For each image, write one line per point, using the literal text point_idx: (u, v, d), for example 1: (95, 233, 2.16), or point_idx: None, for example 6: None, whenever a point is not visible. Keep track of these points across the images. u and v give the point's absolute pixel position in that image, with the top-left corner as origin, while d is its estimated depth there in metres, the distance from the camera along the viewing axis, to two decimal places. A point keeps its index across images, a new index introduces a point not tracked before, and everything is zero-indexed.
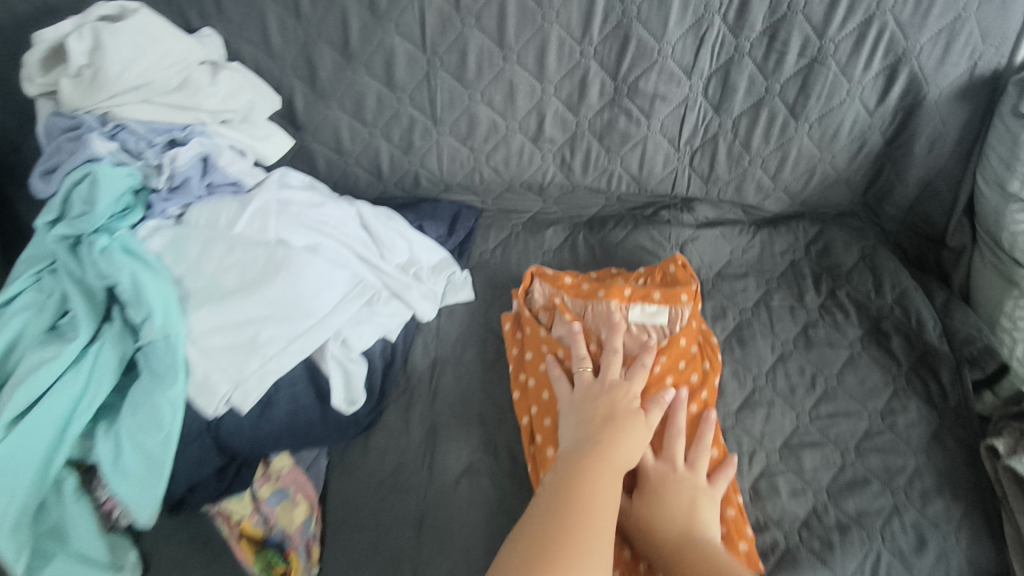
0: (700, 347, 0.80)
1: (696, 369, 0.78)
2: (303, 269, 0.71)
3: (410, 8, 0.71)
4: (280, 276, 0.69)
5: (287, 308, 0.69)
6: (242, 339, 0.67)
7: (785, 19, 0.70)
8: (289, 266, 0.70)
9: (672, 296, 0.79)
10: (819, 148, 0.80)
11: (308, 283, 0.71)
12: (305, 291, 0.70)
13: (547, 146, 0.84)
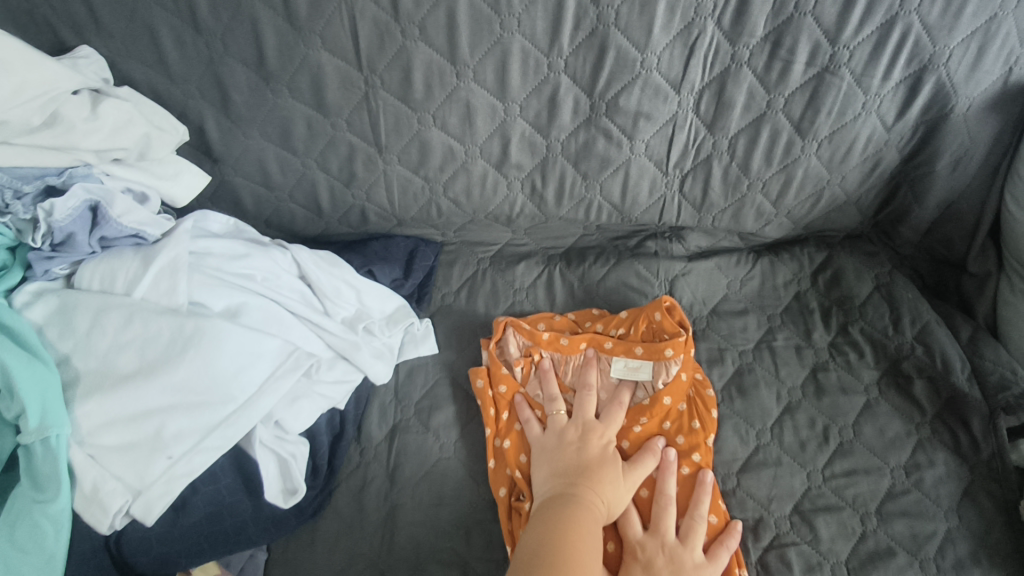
0: (690, 403, 0.68)
1: (683, 432, 0.66)
2: (220, 342, 0.57)
3: (337, 17, 0.58)
4: (190, 353, 0.56)
5: (201, 392, 0.56)
6: (142, 438, 0.54)
7: (791, 22, 0.59)
8: (201, 340, 0.56)
9: (656, 350, 0.69)
10: (828, 169, 0.69)
11: (226, 359, 0.57)
12: (222, 369, 0.57)
13: (513, 173, 0.72)
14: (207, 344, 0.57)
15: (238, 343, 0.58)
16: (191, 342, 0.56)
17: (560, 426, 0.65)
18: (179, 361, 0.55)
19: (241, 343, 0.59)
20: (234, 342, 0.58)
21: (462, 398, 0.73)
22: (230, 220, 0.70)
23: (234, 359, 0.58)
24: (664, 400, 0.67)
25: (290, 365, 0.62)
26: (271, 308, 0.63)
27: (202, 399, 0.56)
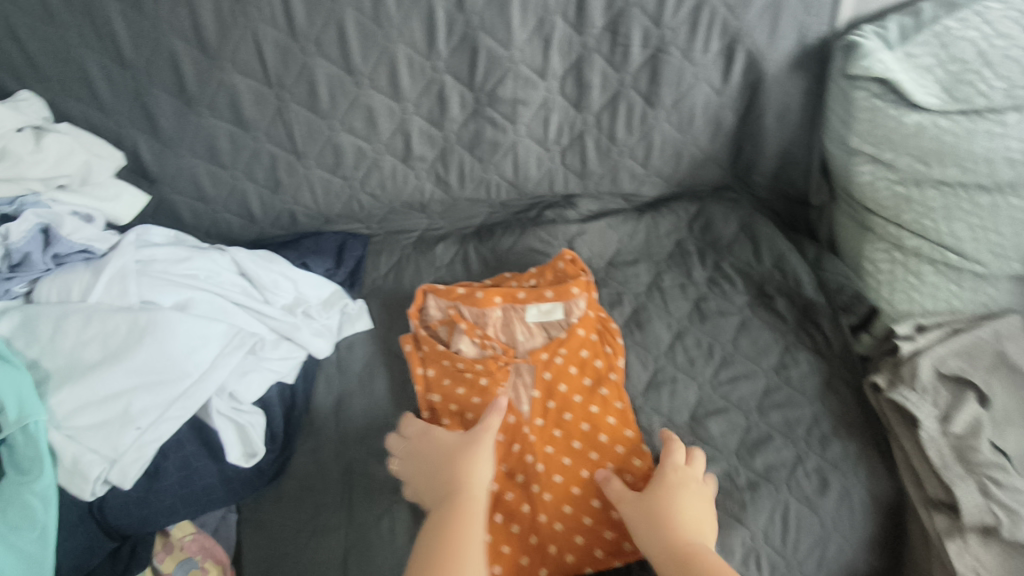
0: (600, 333, 0.81)
1: (598, 358, 0.79)
2: (172, 328, 0.66)
3: (244, 42, 0.68)
4: (145, 340, 0.65)
5: (158, 372, 0.65)
6: (110, 414, 0.62)
7: (622, 14, 0.72)
8: (154, 329, 0.65)
9: (564, 292, 0.80)
10: (680, 132, 0.83)
11: (178, 342, 0.66)
12: (176, 351, 0.66)
13: (419, 164, 0.83)
14: (160, 331, 0.65)
15: (188, 329, 0.67)
16: (144, 332, 0.65)
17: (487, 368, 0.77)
18: (136, 348, 0.64)
19: (190, 328, 0.68)
20: (183, 328, 0.67)
21: (400, 363, 0.83)
22: (172, 231, 0.79)
23: (185, 342, 0.67)
24: (579, 332, 0.80)
25: (237, 344, 0.72)
26: (215, 299, 0.73)
27: (161, 378, 0.65)
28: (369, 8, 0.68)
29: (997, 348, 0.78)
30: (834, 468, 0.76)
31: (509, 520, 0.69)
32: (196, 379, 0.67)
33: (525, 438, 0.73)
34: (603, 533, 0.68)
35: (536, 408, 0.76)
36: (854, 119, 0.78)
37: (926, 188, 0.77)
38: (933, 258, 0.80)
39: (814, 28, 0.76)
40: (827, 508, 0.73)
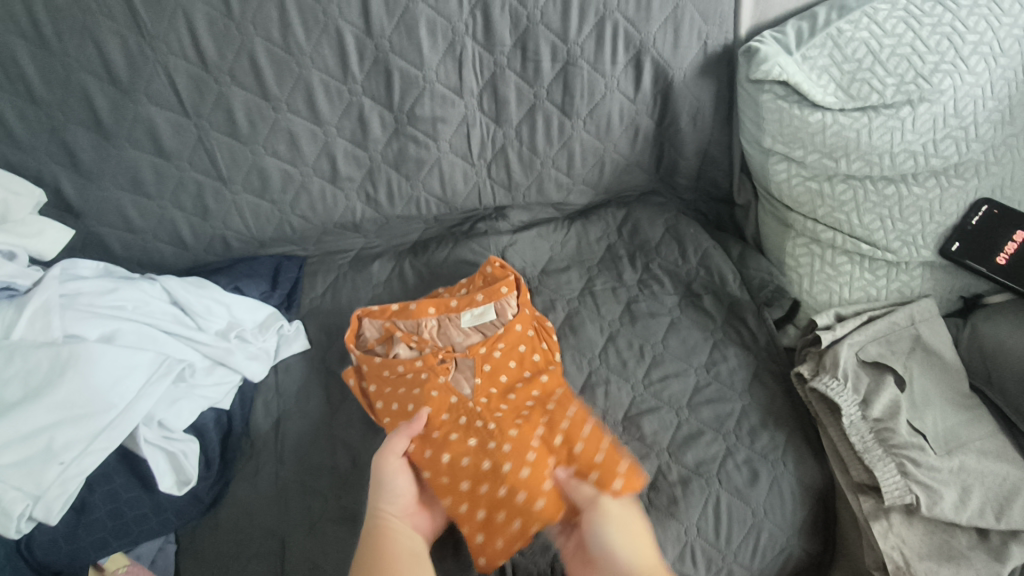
0: (536, 330, 0.83)
1: (534, 350, 0.81)
2: (94, 363, 0.67)
3: (156, 75, 0.70)
4: (66, 376, 0.65)
5: (80, 406, 0.65)
6: (30, 451, 0.62)
7: (528, 31, 0.75)
8: (77, 364, 0.66)
9: (494, 292, 0.82)
10: (599, 140, 0.85)
11: (101, 377, 0.67)
12: (99, 384, 0.67)
13: (347, 185, 0.85)
14: (82, 365, 0.66)
15: (111, 362, 0.68)
16: (66, 367, 0.65)
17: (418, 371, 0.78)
18: (57, 384, 0.64)
19: (114, 361, 0.68)
20: (106, 361, 0.68)
21: (338, 382, 0.84)
22: (99, 261, 0.79)
23: (108, 375, 0.67)
24: (516, 327, 0.81)
25: (163, 372, 0.73)
26: (142, 328, 0.73)
27: (84, 412, 0.65)
28: (278, 38, 0.70)
29: (912, 333, 0.82)
30: (764, 458, 0.78)
31: (478, 482, 0.68)
32: (120, 411, 0.67)
33: (472, 413, 0.74)
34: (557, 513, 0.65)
35: (478, 391, 0.76)
36: (762, 121, 0.81)
37: (836, 182, 0.81)
38: (847, 250, 0.83)
39: (716, 36, 0.80)
40: (757, 498, 0.75)
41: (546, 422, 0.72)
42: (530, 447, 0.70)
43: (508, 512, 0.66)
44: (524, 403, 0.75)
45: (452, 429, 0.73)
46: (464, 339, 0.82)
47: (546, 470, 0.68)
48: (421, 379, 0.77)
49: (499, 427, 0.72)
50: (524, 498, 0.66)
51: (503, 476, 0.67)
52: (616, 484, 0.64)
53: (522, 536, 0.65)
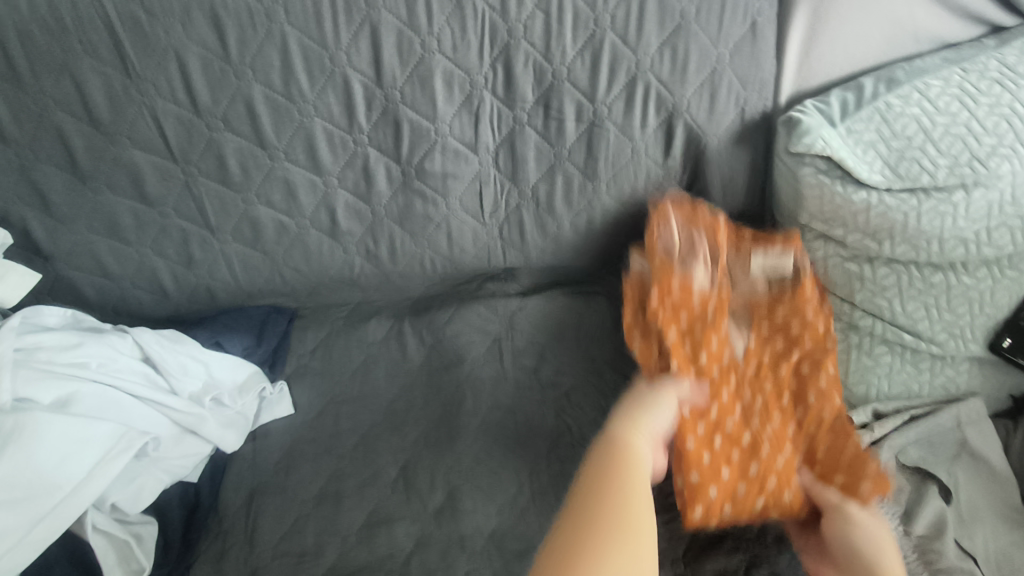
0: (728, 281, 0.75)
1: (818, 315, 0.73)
2: (42, 437, 0.60)
3: (140, 117, 0.65)
4: (6, 453, 0.58)
5: (20, 489, 0.58)
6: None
7: (553, 88, 0.69)
8: (18, 439, 0.59)
9: (794, 241, 0.76)
10: (621, 206, 0.79)
11: (47, 452, 0.60)
12: (43, 461, 0.60)
13: (347, 239, 0.78)
14: (24, 442, 0.59)
15: (59, 437, 0.61)
16: (9, 443, 0.58)
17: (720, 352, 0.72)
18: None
19: (67, 434, 0.62)
20: (56, 436, 0.61)
21: (322, 455, 0.76)
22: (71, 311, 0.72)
23: (58, 451, 0.61)
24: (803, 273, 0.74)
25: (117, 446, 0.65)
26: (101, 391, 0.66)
27: (21, 495, 0.58)
28: (279, 84, 0.65)
29: (958, 437, 0.74)
30: None
31: (729, 449, 0.67)
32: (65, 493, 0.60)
33: (737, 379, 0.71)
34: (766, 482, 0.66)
35: (751, 353, 0.74)
36: (802, 197, 0.74)
37: (877, 266, 0.74)
38: (887, 339, 0.76)
39: (755, 103, 0.74)
40: None
41: (798, 419, 0.71)
42: (774, 417, 0.70)
43: (751, 487, 0.66)
44: (786, 382, 0.72)
45: (723, 386, 0.71)
46: (746, 285, 0.77)
47: (794, 468, 0.68)
48: (696, 313, 0.72)
49: (764, 407, 0.70)
50: (790, 500, 0.66)
51: (761, 457, 0.67)
52: (864, 488, 0.64)
53: (762, 515, 0.67)
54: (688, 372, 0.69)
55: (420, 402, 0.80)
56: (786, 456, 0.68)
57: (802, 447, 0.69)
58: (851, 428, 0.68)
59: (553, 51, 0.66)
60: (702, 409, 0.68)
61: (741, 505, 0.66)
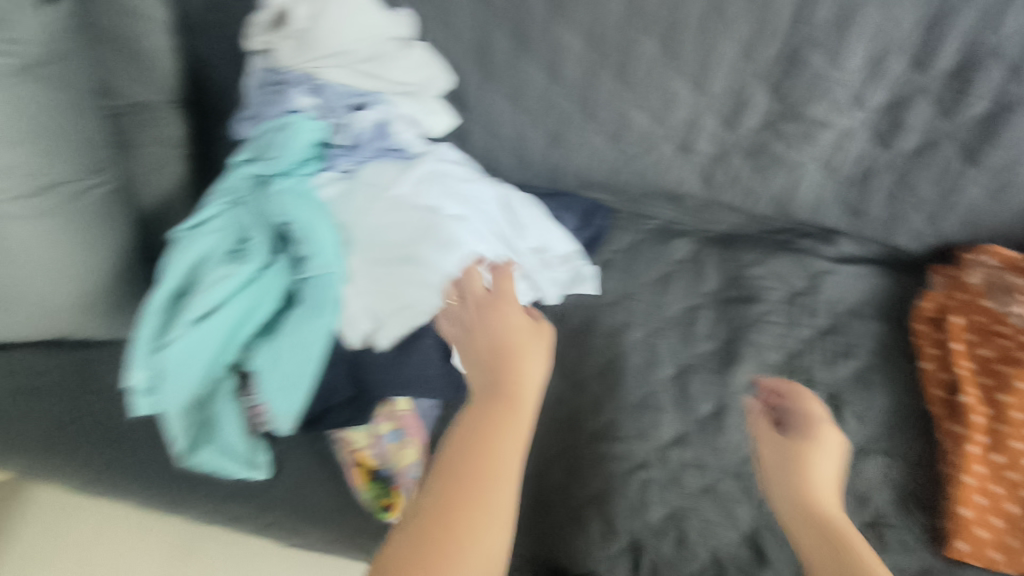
0: None
1: None
2: (429, 244, 0.75)
3: (593, 8, 0.74)
4: (407, 247, 0.75)
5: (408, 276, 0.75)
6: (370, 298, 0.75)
7: (978, 62, 0.68)
8: (417, 240, 0.76)
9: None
10: (988, 200, 0.78)
11: (430, 255, 0.75)
12: (426, 261, 0.75)
13: (693, 157, 0.85)
14: (417, 244, 0.76)
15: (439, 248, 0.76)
16: (410, 241, 0.76)
17: None
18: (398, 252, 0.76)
19: (443, 247, 0.76)
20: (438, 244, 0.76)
21: (611, 334, 0.87)
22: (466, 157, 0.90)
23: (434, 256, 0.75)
24: None
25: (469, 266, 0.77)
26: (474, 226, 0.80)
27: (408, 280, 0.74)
28: (718, 1, 0.70)
29: None
30: None
31: (1011, 497, 0.68)
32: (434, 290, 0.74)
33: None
34: None
35: None
36: None
37: None
38: None
39: None
40: None
41: None
42: None
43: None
44: None
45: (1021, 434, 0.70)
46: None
47: None
48: (1014, 357, 0.74)
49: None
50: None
51: None
52: None
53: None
54: (982, 407, 0.73)
55: (705, 322, 0.86)
56: None
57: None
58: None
59: (999, 23, 0.65)
60: (994, 445, 0.71)
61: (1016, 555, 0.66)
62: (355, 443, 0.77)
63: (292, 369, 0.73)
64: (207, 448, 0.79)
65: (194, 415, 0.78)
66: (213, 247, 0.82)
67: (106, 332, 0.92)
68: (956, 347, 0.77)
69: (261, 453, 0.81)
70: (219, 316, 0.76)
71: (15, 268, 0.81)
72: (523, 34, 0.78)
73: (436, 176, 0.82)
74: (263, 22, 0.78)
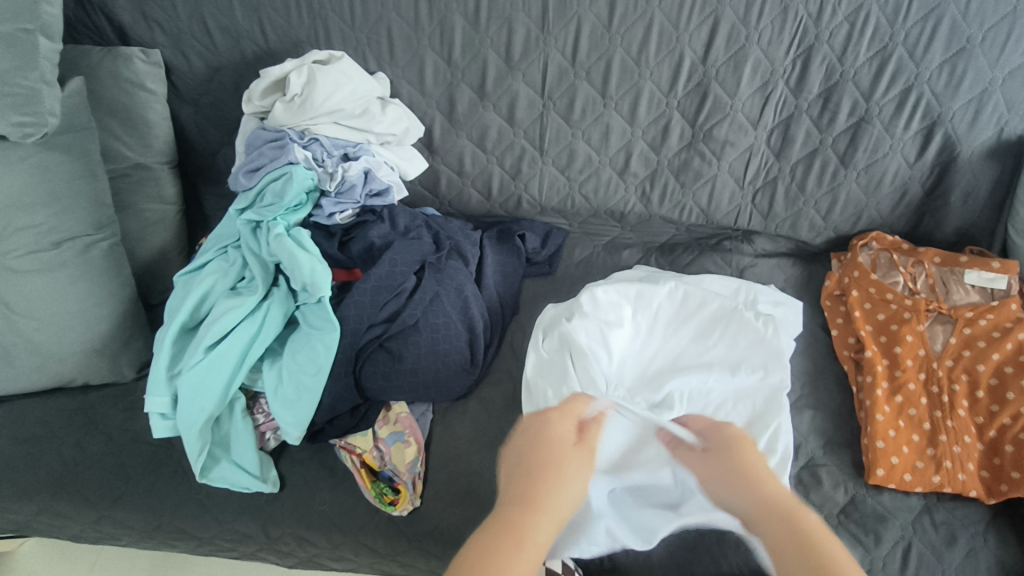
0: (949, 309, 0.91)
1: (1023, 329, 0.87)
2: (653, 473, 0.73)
3: (537, 61, 0.92)
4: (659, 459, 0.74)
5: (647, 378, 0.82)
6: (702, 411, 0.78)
7: (837, 85, 0.89)
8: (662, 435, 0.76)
9: (1012, 264, 0.90)
10: (865, 195, 0.97)
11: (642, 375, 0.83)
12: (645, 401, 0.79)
13: (631, 179, 1.01)
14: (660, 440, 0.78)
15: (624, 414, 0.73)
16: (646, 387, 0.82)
17: (917, 353, 0.89)
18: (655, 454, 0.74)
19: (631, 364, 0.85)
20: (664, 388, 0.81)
21: None
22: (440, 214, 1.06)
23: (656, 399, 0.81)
24: (1012, 306, 0.88)
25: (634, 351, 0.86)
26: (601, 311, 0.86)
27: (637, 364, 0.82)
28: (634, 52, 0.89)
29: None
30: (964, 527, 0.79)
31: (913, 429, 0.84)
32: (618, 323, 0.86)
33: (936, 371, 0.87)
34: (945, 463, 0.81)
35: (949, 350, 0.88)
36: None
37: None
38: None
39: (1015, 125, 0.88)
40: (953, 560, 0.76)
41: (984, 411, 0.84)
42: (962, 410, 0.84)
43: (928, 464, 0.82)
44: (982, 382, 0.85)
45: (914, 378, 0.87)
46: (963, 297, 0.92)
47: (976, 455, 0.81)
48: (903, 318, 0.91)
49: (952, 400, 0.85)
50: (965, 478, 0.80)
51: (939, 442, 0.82)
52: None
53: (940, 487, 0.80)
54: (882, 358, 0.89)
55: None
56: (966, 445, 0.82)
57: (986, 438, 0.82)
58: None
59: (848, 56, 0.86)
60: (895, 388, 0.87)
61: (920, 475, 0.81)
62: (358, 448, 0.85)
63: (297, 384, 0.83)
64: (224, 463, 0.84)
65: (209, 434, 0.82)
66: (214, 286, 0.90)
67: (107, 374, 0.94)
68: (857, 314, 0.94)
69: (271, 469, 0.86)
70: (228, 344, 0.84)
71: (31, 320, 0.86)
72: (484, 88, 0.95)
73: (422, 218, 0.99)
74: (261, 89, 0.91)
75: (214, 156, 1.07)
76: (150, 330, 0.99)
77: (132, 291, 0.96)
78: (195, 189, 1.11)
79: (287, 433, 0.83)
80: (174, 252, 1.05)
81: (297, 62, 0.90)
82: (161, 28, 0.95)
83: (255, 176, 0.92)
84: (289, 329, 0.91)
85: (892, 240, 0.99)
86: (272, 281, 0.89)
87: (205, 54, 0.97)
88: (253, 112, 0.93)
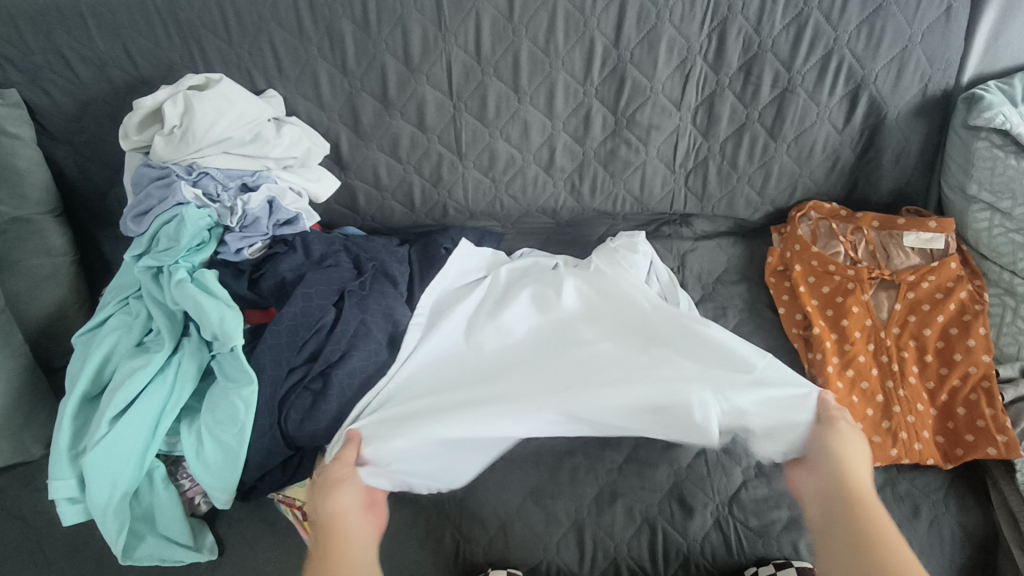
0: (895, 279, 0.88)
1: (964, 290, 0.85)
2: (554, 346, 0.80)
3: (440, 61, 0.86)
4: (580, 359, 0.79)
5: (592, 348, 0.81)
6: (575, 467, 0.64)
7: (757, 56, 0.85)
8: (443, 352, 0.83)
9: (948, 223, 0.88)
10: (798, 165, 0.93)
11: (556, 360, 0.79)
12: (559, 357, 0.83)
13: (558, 174, 0.95)
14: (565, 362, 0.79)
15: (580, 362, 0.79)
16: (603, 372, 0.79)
17: (864, 326, 0.86)
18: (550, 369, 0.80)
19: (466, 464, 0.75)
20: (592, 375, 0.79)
21: None
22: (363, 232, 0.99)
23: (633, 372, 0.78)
24: (952, 264, 0.87)
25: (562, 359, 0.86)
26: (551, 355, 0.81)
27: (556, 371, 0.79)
28: (542, 42, 0.84)
29: None
30: (925, 496, 0.77)
31: (866, 403, 0.81)
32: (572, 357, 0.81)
33: (884, 340, 0.84)
34: (900, 435, 0.78)
35: (896, 317, 0.86)
36: (973, 167, 0.87)
37: (997, 236, 0.85)
38: None
39: (939, 80, 0.87)
40: (916, 532, 0.74)
41: (933, 377, 0.82)
42: (912, 379, 0.82)
43: (884, 438, 0.79)
44: (927, 348, 0.84)
45: (863, 350, 0.84)
46: (904, 261, 0.90)
47: (931, 422, 0.80)
48: (847, 289, 0.89)
49: (902, 368, 0.82)
50: (921, 448, 0.78)
51: (893, 414, 0.80)
52: (990, 450, 0.76)
53: (899, 462, 0.78)
54: (831, 333, 0.87)
55: None
56: (919, 413, 0.80)
57: (938, 403, 0.81)
58: (993, 388, 0.79)
59: (764, 25, 0.83)
60: (846, 362, 0.84)
61: (878, 451, 0.78)
62: (296, 500, 0.79)
63: (218, 444, 0.75)
64: (150, 539, 0.77)
65: (128, 511, 0.76)
66: (117, 343, 0.82)
67: (12, 456, 0.84)
68: (802, 289, 0.91)
69: (207, 535, 0.80)
70: (136, 412, 0.75)
71: None
72: (389, 95, 0.88)
73: (343, 240, 0.92)
74: (136, 123, 0.82)
75: (102, 197, 0.96)
76: (53, 399, 0.89)
77: (28, 358, 0.87)
78: (87, 235, 1.01)
79: (215, 497, 0.76)
80: (72, 306, 0.95)
81: (172, 90, 0.81)
82: (13, 66, 0.85)
83: (145, 221, 0.83)
84: (206, 382, 0.83)
85: (830, 208, 0.96)
86: (179, 332, 0.80)
87: (70, 88, 0.87)
88: (133, 148, 0.84)
